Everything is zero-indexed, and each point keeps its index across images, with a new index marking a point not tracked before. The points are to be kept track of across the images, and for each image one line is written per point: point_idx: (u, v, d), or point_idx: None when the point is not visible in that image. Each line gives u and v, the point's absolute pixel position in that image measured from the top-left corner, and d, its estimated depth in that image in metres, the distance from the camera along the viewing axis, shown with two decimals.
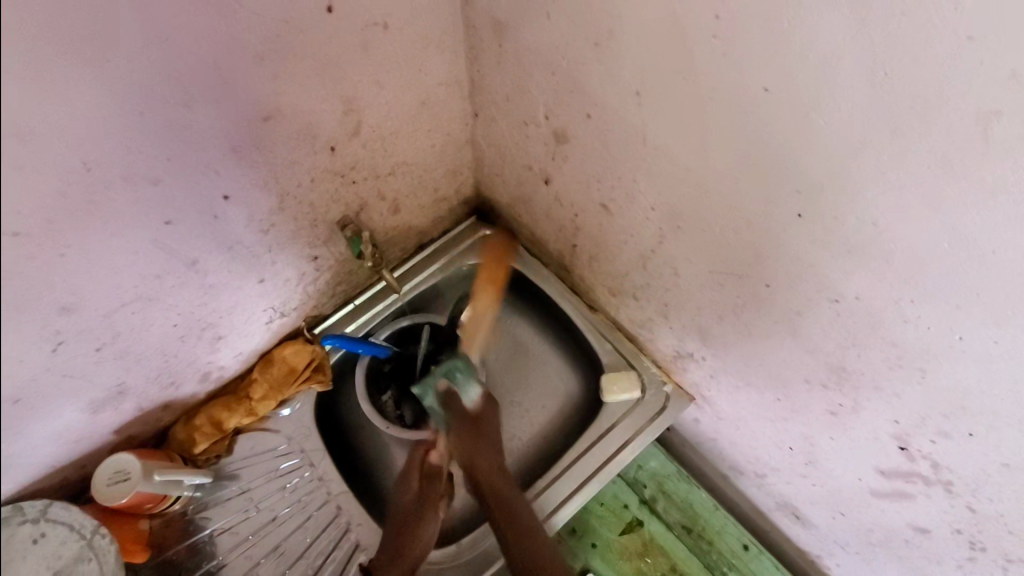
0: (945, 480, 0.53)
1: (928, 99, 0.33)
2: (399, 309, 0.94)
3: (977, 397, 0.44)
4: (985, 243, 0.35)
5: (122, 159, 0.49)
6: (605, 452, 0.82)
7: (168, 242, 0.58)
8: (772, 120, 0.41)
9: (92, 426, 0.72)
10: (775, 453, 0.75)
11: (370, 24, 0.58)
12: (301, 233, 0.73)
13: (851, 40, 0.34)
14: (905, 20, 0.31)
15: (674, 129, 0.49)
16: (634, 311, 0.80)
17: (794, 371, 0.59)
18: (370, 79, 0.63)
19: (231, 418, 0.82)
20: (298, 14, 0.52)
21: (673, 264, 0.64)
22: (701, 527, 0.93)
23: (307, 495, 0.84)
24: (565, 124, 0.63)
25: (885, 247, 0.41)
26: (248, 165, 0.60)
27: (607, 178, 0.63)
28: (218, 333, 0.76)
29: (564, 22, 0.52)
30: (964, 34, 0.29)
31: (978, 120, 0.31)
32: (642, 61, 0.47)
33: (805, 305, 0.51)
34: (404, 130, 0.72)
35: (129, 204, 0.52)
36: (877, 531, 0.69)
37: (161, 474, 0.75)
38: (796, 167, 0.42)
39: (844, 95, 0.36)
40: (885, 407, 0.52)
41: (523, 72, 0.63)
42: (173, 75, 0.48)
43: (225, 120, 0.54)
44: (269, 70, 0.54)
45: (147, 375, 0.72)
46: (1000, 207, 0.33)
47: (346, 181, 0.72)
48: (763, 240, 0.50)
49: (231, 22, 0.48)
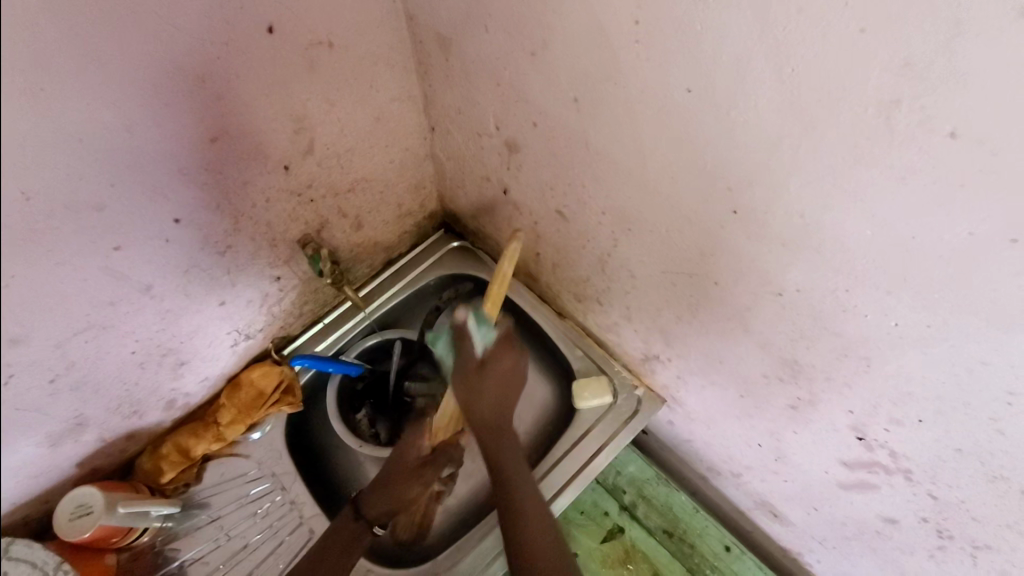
0: (904, 469, 0.54)
1: (832, 92, 0.33)
2: (368, 326, 0.94)
3: (920, 381, 0.44)
4: (904, 228, 0.36)
5: (62, 187, 0.48)
6: (579, 460, 0.81)
7: (119, 268, 0.58)
8: (697, 119, 0.42)
9: (52, 460, 0.70)
10: (746, 451, 0.75)
11: (314, 43, 0.59)
12: (261, 254, 0.73)
13: (757, 39, 0.35)
14: (802, 18, 0.32)
15: (612, 133, 0.50)
16: (600, 316, 0.80)
17: (753, 367, 0.60)
18: (319, 98, 0.64)
19: (198, 445, 0.81)
20: (236, 36, 0.53)
21: (629, 266, 0.64)
22: (682, 530, 0.93)
23: (280, 519, 0.82)
24: (515, 134, 0.64)
25: (817, 238, 0.41)
26: (198, 189, 0.60)
27: (559, 185, 0.64)
28: (180, 359, 0.75)
29: (502, 35, 0.53)
30: (857, 27, 0.30)
31: (879, 110, 0.32)
32: (576, 69, 0.48)
33: (752, 301, 0.51)
34: (359, 147, 0.73)
35: (74, 231, 0.52)
36: (850, 524, 0.68)
37: (125, 506, 0.73)
38: (726, 166, 0.43)
39: (757, 92, 0.37)
40: (839, 399, 0.53)
41: (471, 85, 0.64)
42: (112, 102, 0.48)
43: (168, 144, 0.54)
44: (212, 93, 0.54)
45: (107, 405, 0.71)
46: (910, 193, 0.34)
47: (304, 201, 0.72)
48: (706, 239, 0.50)
49: (166, 44, 0.48)
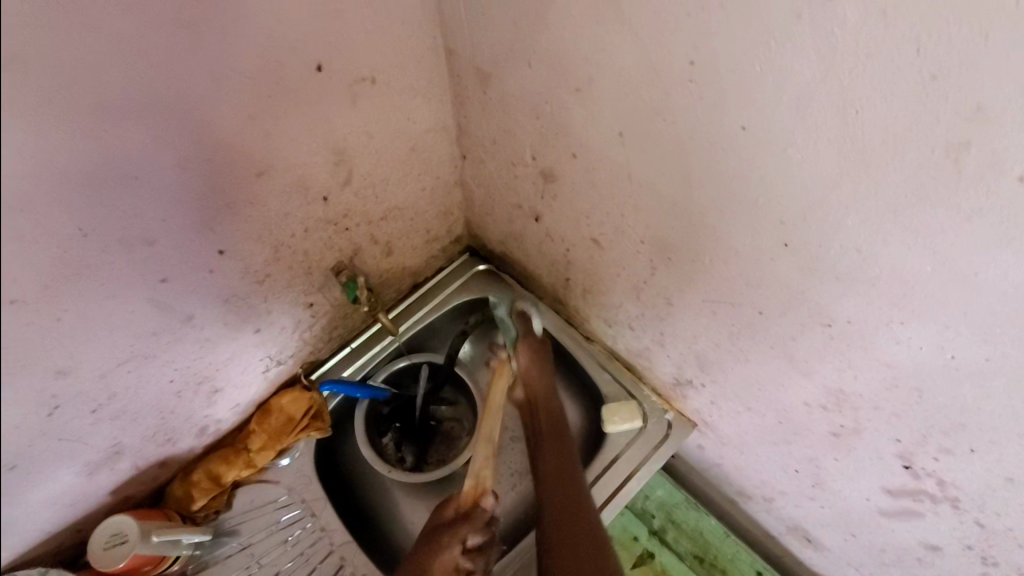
0: (952, 497, 0.53)
1: (898, 133, 0.34)
2: (396, 349, 0.94)
3: (973, 412, 0.44)
4: (966, 264, 0.36)
5: (116, 223, 0.49)
6: (612, 484, 0.81)
7: (164, 298, 0.59)
8: (751, 155, 0.43)
9: (87, 488, 0.70)
10: (781, 477, 0.75)
11: (359, 79, 0.60)
12: (296, 281, 0.74)
13: (820, 84, 0.36)
14: (870, 62, 0.33)
15: (657, 166, 0.51)
16: (631, 340, 0.80)
17: (794, 395, 0.60)
18: (361, 129, 0.65)
19: (229, 471, 0.81)
20: (286, 75, 0.54)
21: (666, 294, 0.64)
22: (713, 554, 0.92)
23: (309, 547, 0.82)
24: (552, 164, 0.65)
25: (869, 272, 0.42)
26: (242, 220, 0.60)
27: (596, 214, 0.64)
28: (215, 386, 0.75)
29: (546, 71, 0.54)
30: (927, 74, 0.31)
31: (947, 151, 0.33)
32: (623, 105, 0.49)
33: (798, 330, 0.52)
34: (395, 176, 0.74)
35: (124, 264, 0.52)
36: (889, 551, 0.68)
37: (159, 535, 0.74)
38: (777, 202, 0.44)
39: (816, 132, 0.38)
40: (886, 427, 0.52)
41: (508, 117, 0.65)
42: (170, 139, 0.49)
43: (216, 179, 0.55)
44: (262, 127, 0.55)
45: (143, 433, 0.71)
46: (974, 230, 0.35)
47: (340, 229, 0.73)
48: (752, 270, 0.51)
49: (222, 83, 0.50)
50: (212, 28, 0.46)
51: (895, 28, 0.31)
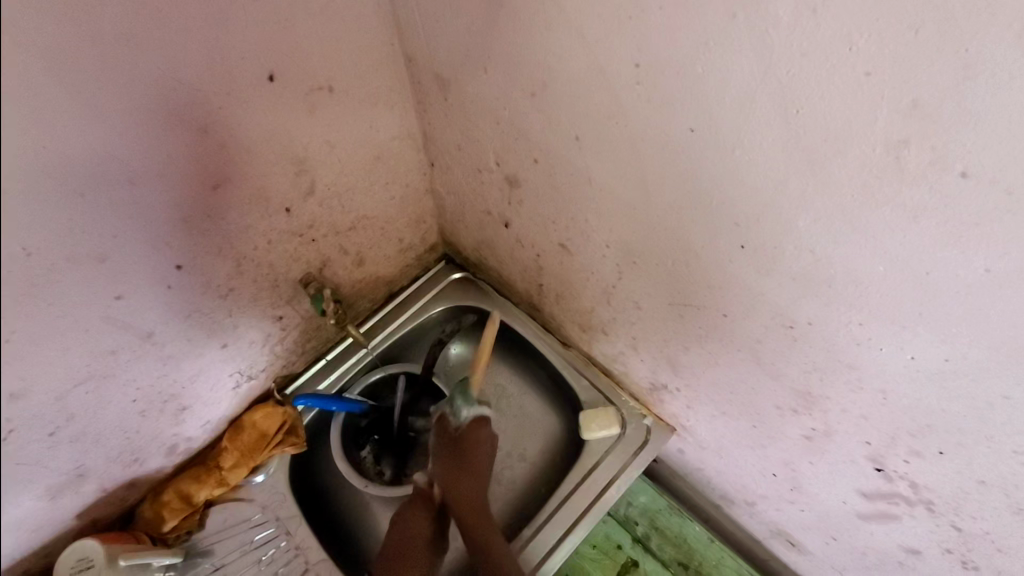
0: (925, 500, 0.52)
1: (839, 132, 0.33)
2: (371, 360, 0.93)
3: (939, 413, 0.43)
4: (918, 264, 0.35)
5: (62, 241, 0.48)
6: (591, 493, 0.79)
7: (120, 316, 0.57)
8: (701, 157, 0.42)
9: (51, 512, 0.69)
10: (761, 481, 0.73)
11: (315, 88, 0.59)
12: (263, 295, 0.73)
13: (760, 82, 0.35)
14: (806, 61, 0.32)
15: (614, 170, 0.50)
16: (606, 346, 0.79)
17: (765, 398, 0.59)
18: (320, 139, 0.64)
19: (200, 491, 0.79)
20: (238, 84, 0.53)
21: (634, 298, 0.63)
22: (698, 563, 0.91)
23: (285, 566, 0.80)
24: (516, 169, 0.64)
25: (826, 273, 0.41)
26: (200, 234, 0.59)
27: (562, 219, 0.63)
28: (182, 404, 0.74)
29: (501, 75, 0.54)
30: (863, 70, 0.30)
31: (888, 148, 0.32)
32: (577, 109, 0.49)
33: (763, 333, 0.51)
34: (360, 185, 0.73)
35: (74, 282, 0.51)
36: (870, 554, 0.66)
37: (127, 559, 0.72)
38: (731, 204, 0.43)
39: (762, 133, 0.37)
40: (856, 429, 0.51)
41: (471, 124, 0.64)
42: (116, 155, 0.47)
43: (170, 194, 0.53)
44: (214, 139, 0.54)
45: (108, 455, 0.69)
46: (925, 228, 0.34)
47: (306, 240, 0.72)
48: (713, 273, 0.50)
49: (169, 95, 0.49)
50: (154, 37, 0.45)
51: (827, 26, 0.30)
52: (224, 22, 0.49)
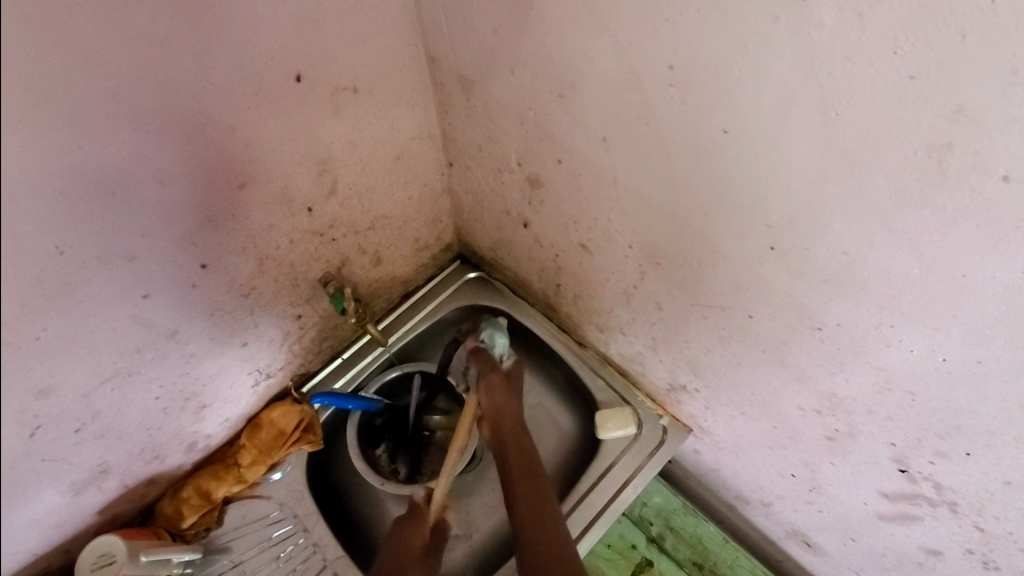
0: (950, 501, 0.52)
1: (879, 135, 0.34)
2: (387, 359, 0.93)
3: (969, 415, 0.43)
4: (954, 267, 0.36)
5: (94, 240, 0.48)
6: (608, 492, 0.80)
7: (146, 314, 0.57)
8: (734, 159, 0.42)
9: (74, 508, 0.69)
10: (778, 481, 0.73)
11: (340, 89, 0.60)
12: (283, 293, 0.73)
13: (800, 84, 0.35)
14: (848, 64, 0.32)
15: (642, 171, 0.51)
16: (624, 346, 0.79)
17: (787, 399, 0.59)
18: (344, 139, 0.64)
19: (219, 488, 0.80)
20: (266, 85, 0.53)
21: (655, 298, 0.64)
22: (712, 562, 0.91)
23: (302, 563, 0.80)
24: (538, 170, 0.64)
25: (858, 275, 0.41)
26: (225, 233, 0.60)
27: (584, 220, 0.64)
28: (202, 401, 0.74)
29: (528, 77, 0.54)
30: (907, 74, 0.31)
31: (930, 152, 0.32)
32: (605, 110, 0.49)
33: (789, 333, 0.51)
34: (381, 185, 0.73)
35: (104, 281, 0.51)
36: (889, 555, 0.66)
37: (148, 555, 0.72)
38: (763, 205, 0.43)
39: (798, 135, 0.37)
40: (880, 430, 0.52)
41: (493, 124, 0.64)
42: (148, 154, 0.48)
43: (198, 193, 0.54)
44: (242, 139, 0.55)
45: (130, 451, 0.70)
46: (964, 231, 0.34)
47: (326, 239, 0.72)
48: (739, 274, 0.50)
49: (200, 95, 0.49)
50: (188, 38, 0.46)
51: (872, 30, 0.30)
52: (255, 23, 0.49)
